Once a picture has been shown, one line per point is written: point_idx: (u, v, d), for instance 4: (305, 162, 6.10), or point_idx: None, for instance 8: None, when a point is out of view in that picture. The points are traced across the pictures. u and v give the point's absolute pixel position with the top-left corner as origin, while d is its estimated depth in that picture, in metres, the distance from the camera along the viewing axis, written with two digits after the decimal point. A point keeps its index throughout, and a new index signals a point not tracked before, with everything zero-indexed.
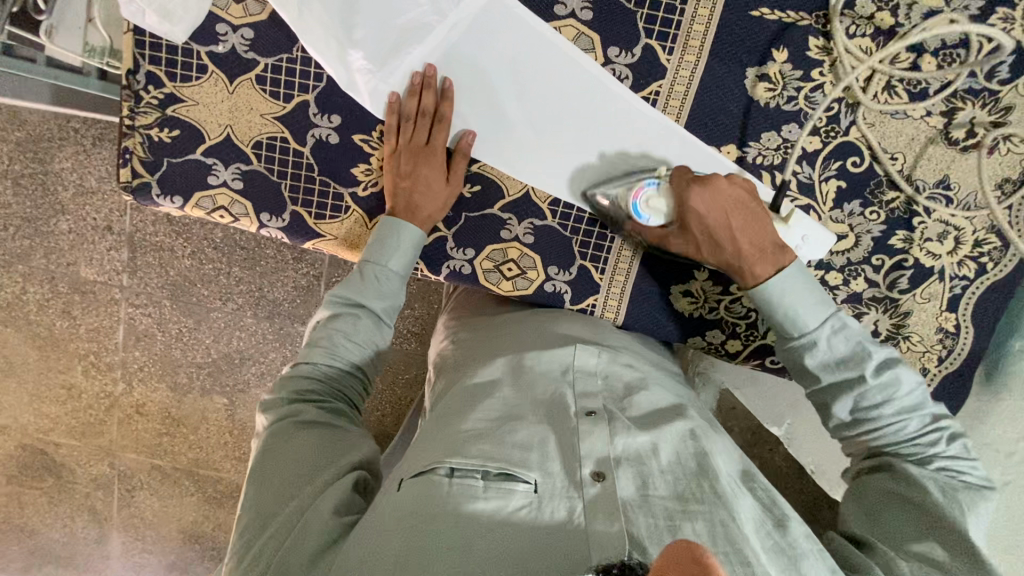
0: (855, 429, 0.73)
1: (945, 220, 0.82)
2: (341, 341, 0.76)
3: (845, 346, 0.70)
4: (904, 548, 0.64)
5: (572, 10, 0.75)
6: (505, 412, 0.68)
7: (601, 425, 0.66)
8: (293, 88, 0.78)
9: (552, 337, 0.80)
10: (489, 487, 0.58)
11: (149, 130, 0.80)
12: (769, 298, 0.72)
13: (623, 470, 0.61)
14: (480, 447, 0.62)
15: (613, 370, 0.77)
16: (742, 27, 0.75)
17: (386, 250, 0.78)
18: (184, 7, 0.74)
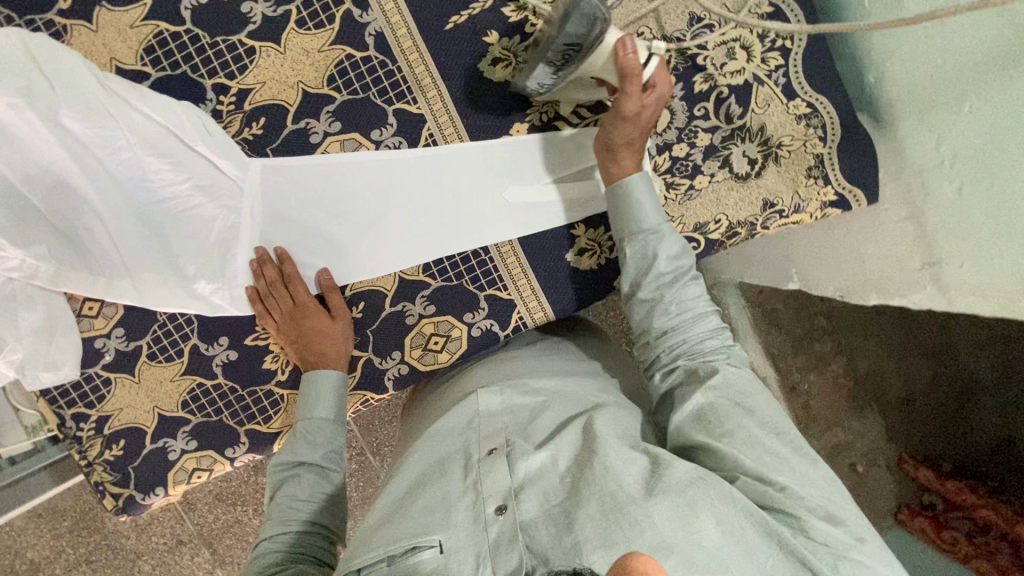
0: (672, 336, 0.76)
1: (722, 42, 0.86)
2: (296, 504, 0.73)
3: (678, 245, 0.78)
4: (721, 416, 0.67)
5: (323, 131, 0.84)
6: (414, 484, 0.69)
7: (501, 459, 0.66)
8: (177, 342, 0.86)
9: (450, 403, 0.81)
10: (399, 566, 0.60)
11: (103, 455, 0.88)
12: (633, 183, 0.79)
13: (525, 495, 0.63)
14: (384, 534, 0.63)
15: (514, 400, 0.76)
16: (451, 42, 0.83)
17: (312, 403, 0.83)
18: (62, 349, 0.83)
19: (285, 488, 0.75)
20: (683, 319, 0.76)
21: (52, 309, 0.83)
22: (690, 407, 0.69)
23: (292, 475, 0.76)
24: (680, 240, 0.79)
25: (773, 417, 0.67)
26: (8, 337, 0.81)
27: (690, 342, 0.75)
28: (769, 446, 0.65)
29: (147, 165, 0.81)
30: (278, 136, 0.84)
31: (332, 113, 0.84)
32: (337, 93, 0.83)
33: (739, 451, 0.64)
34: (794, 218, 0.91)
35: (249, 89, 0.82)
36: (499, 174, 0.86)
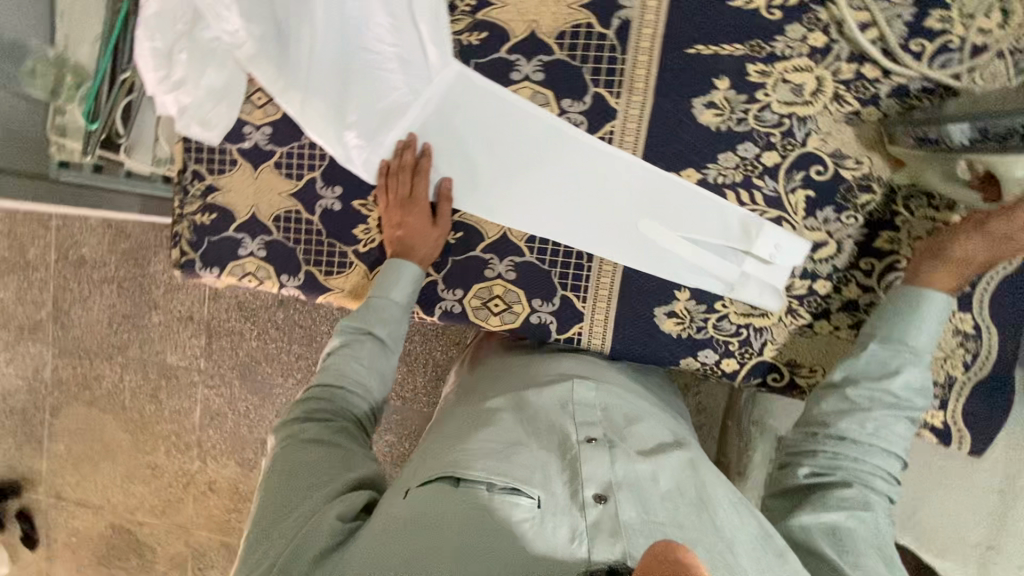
0: (842, 447, 0.73)
1: (931, 216, 0.79)
2: (359, 368, 0.85)
3: (922, 378, 0.75)
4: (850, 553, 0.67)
5: (526, 74, 0.86)
6: (509, 439, 0.75)
7: (601, 450, 0.73)
8: (303, 168, 0.93)
9: (549, 377, 0.87)
10: (495, 500, 0.66)
11: (194, 216, 0.97)
12: (926, 298, 0.75)
13: (625, 493, 0.68)
14: (487, 464, 0.70)
15: (609, 403, 0.83)
16: (683, 65, 0.82)
17: (387, 284, 0.87)
18: (219, 115, 0.93)
19: (353, 348, 0.86)
20: (874, 443, 0.73)
21: (232, 79, 0.92)
22: (829, 518, 0.69)
23: (363, 340, 0.86)
24: (925, 374, 0.75)
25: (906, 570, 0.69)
26: (190, 81, 0.91)
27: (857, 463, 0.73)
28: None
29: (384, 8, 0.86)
30: (487, 55, 0.87)
31: (543, 63, 0.85)
32: (558, 49, 0.85)
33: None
34: None
35: (491, 3, 0.86)
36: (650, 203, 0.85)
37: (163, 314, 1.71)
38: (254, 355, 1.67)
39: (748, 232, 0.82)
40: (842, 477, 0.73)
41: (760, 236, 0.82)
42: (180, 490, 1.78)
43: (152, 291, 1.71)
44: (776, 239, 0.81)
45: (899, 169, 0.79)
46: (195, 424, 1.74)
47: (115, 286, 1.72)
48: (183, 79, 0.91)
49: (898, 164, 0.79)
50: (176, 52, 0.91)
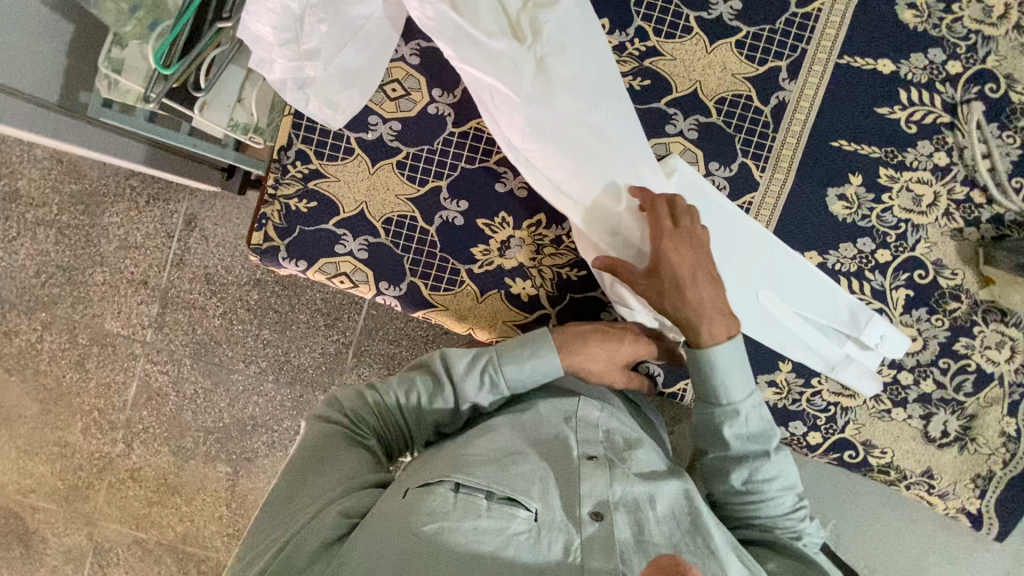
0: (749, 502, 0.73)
1: (1001, 331, 0.90)
2: (409, 402, 0.78)
3: (758, 423, 0.74)
4: None
5: (680, 129, 0.87)
6: (510, 447, 0.71)
7: (601, 470, 0.69)
8: (429, 175, 0.88)
9: (559, 389, 0.83)
10: (492, 508, 0.63)
11: (289, 199, 0.87)
12: (714, 363, 0.73)
13: (621, 514, 0.66)
14: (487, 470, 0.67)
15: (614, 424, 0.78)
16: (824, 154, 0.88)
17: (516, 365, 0.78)
18: (349, 100, 0.84)
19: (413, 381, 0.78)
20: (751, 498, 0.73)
21: (371, 64, 0.84)
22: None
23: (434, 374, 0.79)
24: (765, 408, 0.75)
25: None
26: (323, 55, 0.81)
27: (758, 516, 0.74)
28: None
29: (577, 63, 0.82)
30: (647, 103, 0.87)
31: (698, 122, 0.87)
32: (716, 113, 0.87)
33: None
34: (932, 497, 0.94)
35: (660, 53, 0.87)
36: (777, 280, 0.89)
37: (109, 273, 1.47)
38: (213, 334, 1.45)
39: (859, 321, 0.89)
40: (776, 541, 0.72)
41: (876, 332, 0.89)
42: (93, 476, 1.50)
43: (100, 246, 1.46)
44: (883, 330, 0.89)
45: (986, 287, 0.89)
46: (126, 403, 1.49)
47: (74, 232, 1.47)
48: (315, 51, 0.80)
49: (986, 282, 0.89)
50: (312, 19, 0.79)
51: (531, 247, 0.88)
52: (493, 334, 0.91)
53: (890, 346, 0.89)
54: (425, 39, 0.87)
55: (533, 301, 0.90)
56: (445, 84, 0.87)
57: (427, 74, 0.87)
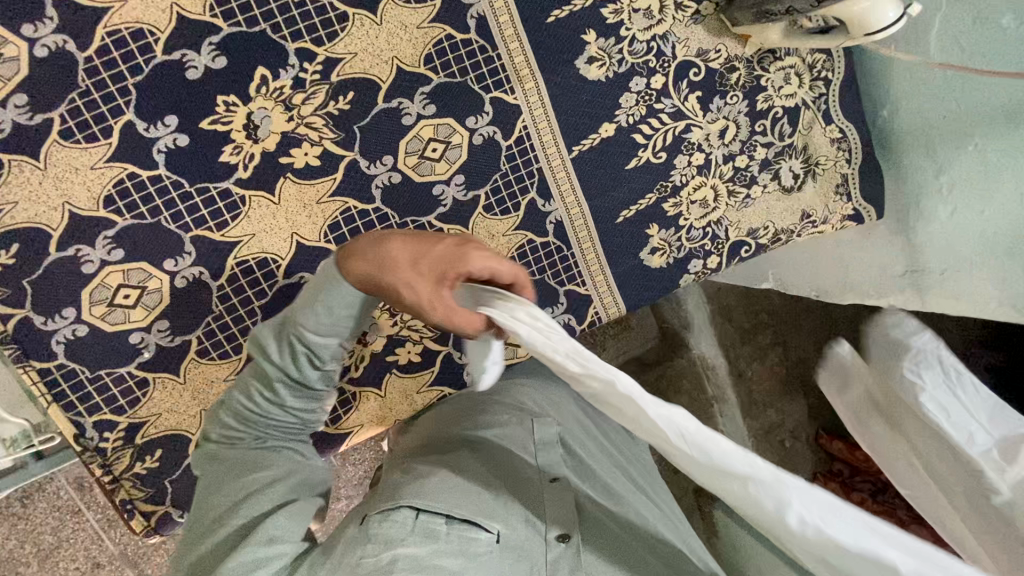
0: None
1: (781, 67, 0.94)
2: (266, 394, 0.64)
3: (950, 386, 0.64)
4: None
5: (417, 114, 0.79)
6: (478, 477, 0.66)
7: (568, 487, 0.68)
8: (236, 337, 0.78)
9: (503, 406, 0.80)
10: (452, 533, 0.58)
11: (133, 470, 0.76)
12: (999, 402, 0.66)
13: (586, 534, 0.64)
14: (448, 494, 0.61)
15: (569, 435, 0.78)
16: (550, 35, 0.83)
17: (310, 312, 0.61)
18: (113, 349, 0.73)
19: (259, 372, 0.64)
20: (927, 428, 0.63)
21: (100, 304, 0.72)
22: None
23: (267, 361, 0.64)
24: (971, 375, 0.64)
25: None
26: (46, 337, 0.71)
27: None
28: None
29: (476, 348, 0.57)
30: (367, 114, 0.77)
31: (427, 95, 0.79)
32: (434, 74, 0.79)
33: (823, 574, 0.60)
34: (821, 227, 1.04)
35: (338, 59, 0.75)
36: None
37: None
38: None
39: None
40: None
41: None
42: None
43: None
44: None
45: (748, 42, 0.92)
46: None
47: None
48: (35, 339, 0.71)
49: (744, 38, 0.91)
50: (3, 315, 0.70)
51: (384, 316, 0.82)
52: (417, 405, 0.87)
53: None
54: (108, 226, 0.71)
55: (426, 355, 0.85)
56: (171, 250, 0.73)
57: (144, 257, 0.72)
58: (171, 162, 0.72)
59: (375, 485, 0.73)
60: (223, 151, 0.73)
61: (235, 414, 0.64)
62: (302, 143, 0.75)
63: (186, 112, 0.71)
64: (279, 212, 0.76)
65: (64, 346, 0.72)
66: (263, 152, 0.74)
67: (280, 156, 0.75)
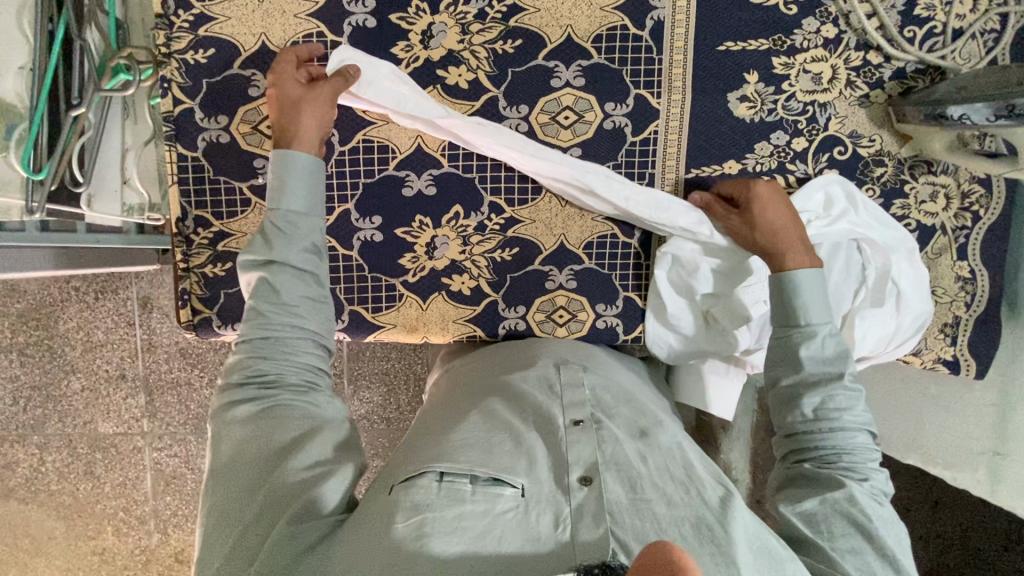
0: (836, 439, 0.69)
1: (931, 182, 0.91)
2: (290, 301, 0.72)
3: (834, 349, 0.73)
4: (817, 531, 0.64)
5: (566, 80, 0.85)
6: (496, 427, 0.69)
7: (589, 433, 0.68)
8: (332, 201, 0.85)
9: (537, 357, 0.83)
10: (477, 492, 0.61)
11: (204, 268, 0.85)
12: (795, 287, 0.76)
13: (612, 474, 0.64)
14: (470, 455, 0.64)
15: (598, 384, 0.78)
16: (715, 62, 0.86)
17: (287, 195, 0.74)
18: (238, 163, 0.83)
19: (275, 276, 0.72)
20: (819, 428, 0.70)
21: (246, 124, 0.83)
22: (806, 505, 0.66)
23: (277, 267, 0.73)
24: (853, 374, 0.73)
25: (850, 510, 0.64)
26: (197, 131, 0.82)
27: (826, 462, 0.69)
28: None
29: None
30: (524, 63, 0.84)
31: (582, 67, 0.84)
32: (596, 53, 0.84)
33: (843, 563, 0.62)
34: (907, 356, 0.97)
35: (522, 8, 0.83)
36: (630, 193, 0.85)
37: (50, 391, 1.37)
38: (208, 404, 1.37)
39: (851, 188, 0.88)
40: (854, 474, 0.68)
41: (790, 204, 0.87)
42: (138, 569, 1.42)
43: (64, 351, 1.35)
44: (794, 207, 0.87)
45: (905, 144, 0.89)
46: (147, 494, 1.39)
47: (9, 360, 1.36)
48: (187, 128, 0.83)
49: (904, 139, 0.89)
50: (176, 100, 0.82)
51: (457, 240, 0.87)
52: (448, 335, 0.90)
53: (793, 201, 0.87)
54: None
55: (476, 293, 0.89)
56: None
57: None
58: (353, 35, 0.82)
59: (418, 425, 0.79)
60: (396, 45, 0.82)
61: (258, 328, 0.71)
62: (461, 65, 0.83)
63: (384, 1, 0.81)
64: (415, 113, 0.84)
65: (205, 144, 0.83)
66: (427, 58, 0.83)
67: (438, 68, 0.83)
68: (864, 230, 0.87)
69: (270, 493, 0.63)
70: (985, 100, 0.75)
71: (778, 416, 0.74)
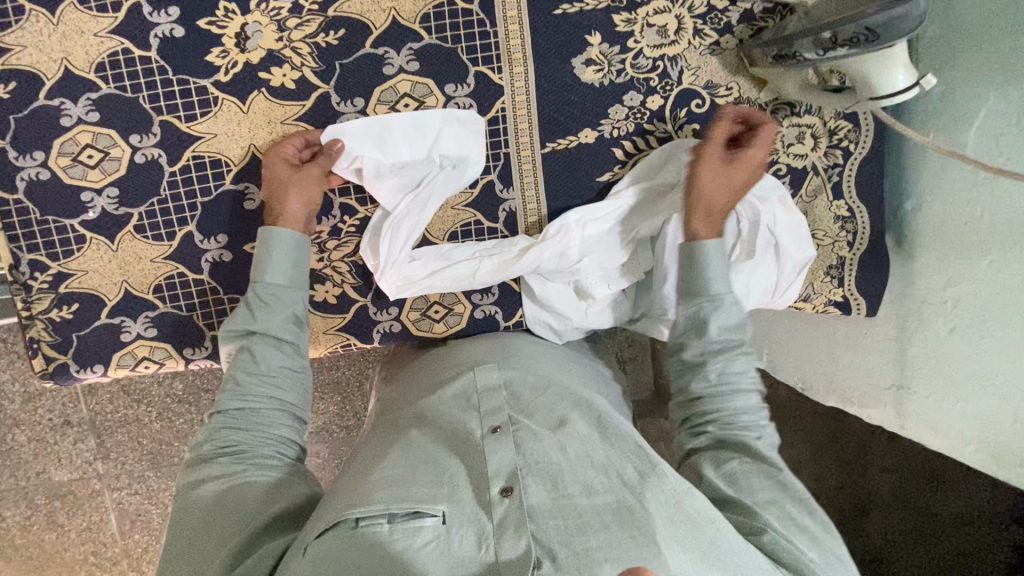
0: (728, 400, 0.73)
1: (797, 124, 0.88)
2: (255, 377, 0.73)
3: (738, 316, 0.76)
4: (741, 484, 0.69)
5: (399, 66, 0.80)
6: (415, 459, 0.66)
7: (506, 440, 0.66)
8: (173, 225, 0.81)
9: (453, 366, 0.82)
10: (395, 531, 0.58)
11: (49, 313, 0.81)
12: (707, 254, 0.77)
13: (532, 478, 0.62)
14: (387, 491, 0.61)
15: (514, 377, 0.77)
16: (553, 28, 0.82)
17: (270, 262, 0.75)
18: (65, 199, 0.79)
19: (252, 349, 0.73)
20: (722, 390, 0.73)
21: (63, 158, 0.78)
22: (728, 466, 0.70)
23: (263, 340, 0.74)
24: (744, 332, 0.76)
25: (777, 460, 0.69)
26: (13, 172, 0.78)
27: (726, 419, 0.73)
28: (799, 522, 0.67)
29: None
30: (351, 54, 0.80)
31: (413, 51, 0.80)
32: (426, 34, 0.80)
33: (763, 513, 0.67)
34: (798, 304, 0.96)
35: None
36: (357, 128, 0.80)
37: None
38: (160, 438, 1.29)
39: None
40: (756, 427, 0.72)
41: (641, 173, 0.86)
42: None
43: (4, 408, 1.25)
44: (644, 174, 0.85)
45: (763, 88, 0.86)
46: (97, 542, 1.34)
47: None
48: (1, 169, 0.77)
49: (761, 83, 0.86)
50: None
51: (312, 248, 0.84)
52: (321, 348, 0.87)
53: (639, 170, 0.85)
54: (92, 89, 0.77)
55: (343, 300, 0.86)
56: (139, 126, 0.78)
57: (115, 126, 0.78)
58: (161, 48, 0.77)
59: (352, 455, 0.77)
60: (210, 51, 0.77)
61: (233, 404, 0.71)
62: (284, 64, 0.79)
63: (189, 6, 0.76)
64: (244, 122, 0.80)
65: (25, 184, 0.78)
66: (245, 62, 0.78)
67: (259, 70, 0.79)
68: None
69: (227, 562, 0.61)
70: (821, 31, 0.71)
71: (679, 379, 0.77)
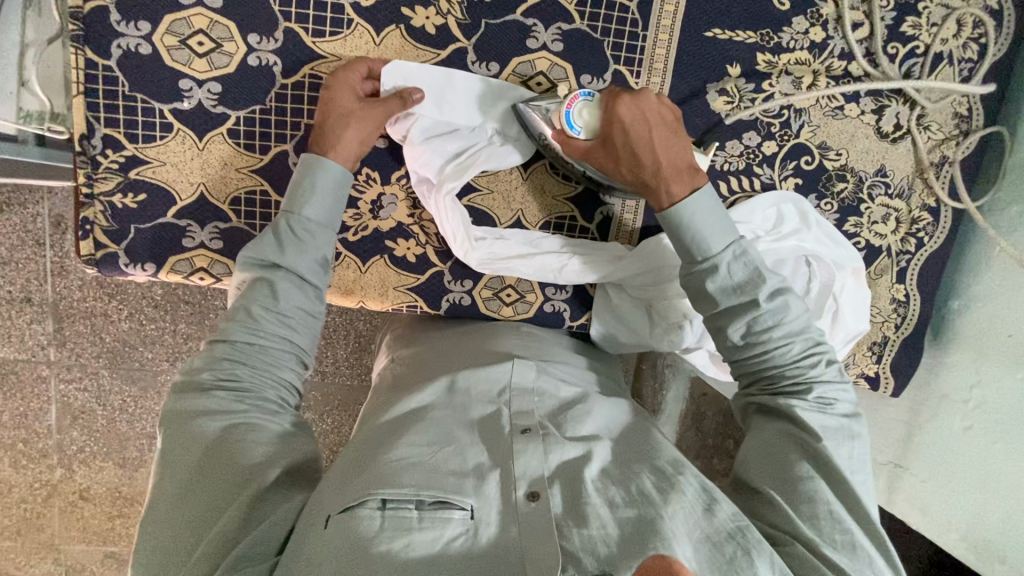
0: (762, 366, 0.70)
1: (886, 204, 0.92)
2: (262, 314, 0.68)
3: (743, 272, 0.69)
4: (787, 473, 0.64)
5: (543, 42, 0.78)
6: (442, 438, 0.64)
7: (536, 442, 0.64)
8: (269, 139, 0.76)
9: (485, 351, 0.79)
10: (424, 518, 0.55)
11: (112, 197, 0.75)
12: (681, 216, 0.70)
13: (554, 487, 0.60)
14: (415, 475, 0.59)
15: (549, 385, 0.74)
16: (699, 48, 0.82)
17: (307, 199, 0.71)
18: (161, 81, 0.73)
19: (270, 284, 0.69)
20: (753, 354, 0.69)
21: (170, 37, 0.71)
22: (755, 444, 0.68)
23: (283, 277, 0.69)
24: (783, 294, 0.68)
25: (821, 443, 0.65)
26: (111, 36, 0.71)
27: (773, 385, 0.70)
28: (835, 513, 0.61)
29: None
30: (500, 16, 0.77)
31: (562, 31, 0.78)
32: (578, 18, 0.78)
33: (792, 505, 0.62)
34: None
35: None
36: (423, 73, 0.76)
37: None
38: None
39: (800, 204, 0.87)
40: (803, 403, 0.67)
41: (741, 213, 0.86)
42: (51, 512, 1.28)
43: None
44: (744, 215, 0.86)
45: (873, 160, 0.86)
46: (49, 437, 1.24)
47: None
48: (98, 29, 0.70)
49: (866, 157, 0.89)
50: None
51: (406, 202, 0.81)
52: (386, 303, 0.84)
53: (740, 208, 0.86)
54: None
55: (422, 260, 0.83)
56: (262, 26, 0.73)
57: (236, 19, 0.72)
58: None
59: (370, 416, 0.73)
60: None
61: (240, 340, 0.67)
62: (431, 6, 0.75)
63: None
64: (373, 53, 0.75)
65: (120, 52, 0.71)
66: None
67: (404, 6, 0.75)
68: (813, 248, 0.87)
69: (234, 516, 0.58)
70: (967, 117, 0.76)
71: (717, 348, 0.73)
